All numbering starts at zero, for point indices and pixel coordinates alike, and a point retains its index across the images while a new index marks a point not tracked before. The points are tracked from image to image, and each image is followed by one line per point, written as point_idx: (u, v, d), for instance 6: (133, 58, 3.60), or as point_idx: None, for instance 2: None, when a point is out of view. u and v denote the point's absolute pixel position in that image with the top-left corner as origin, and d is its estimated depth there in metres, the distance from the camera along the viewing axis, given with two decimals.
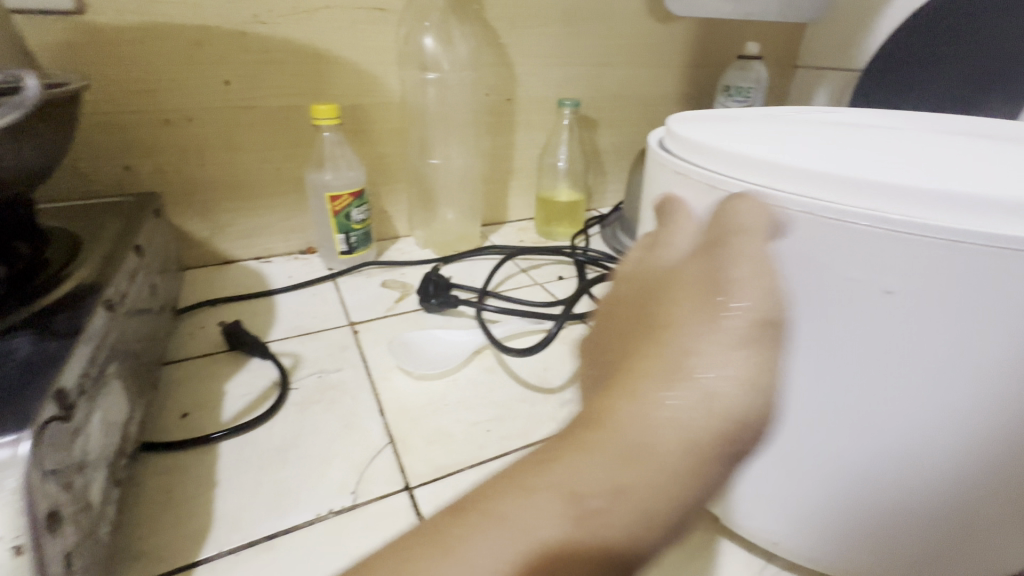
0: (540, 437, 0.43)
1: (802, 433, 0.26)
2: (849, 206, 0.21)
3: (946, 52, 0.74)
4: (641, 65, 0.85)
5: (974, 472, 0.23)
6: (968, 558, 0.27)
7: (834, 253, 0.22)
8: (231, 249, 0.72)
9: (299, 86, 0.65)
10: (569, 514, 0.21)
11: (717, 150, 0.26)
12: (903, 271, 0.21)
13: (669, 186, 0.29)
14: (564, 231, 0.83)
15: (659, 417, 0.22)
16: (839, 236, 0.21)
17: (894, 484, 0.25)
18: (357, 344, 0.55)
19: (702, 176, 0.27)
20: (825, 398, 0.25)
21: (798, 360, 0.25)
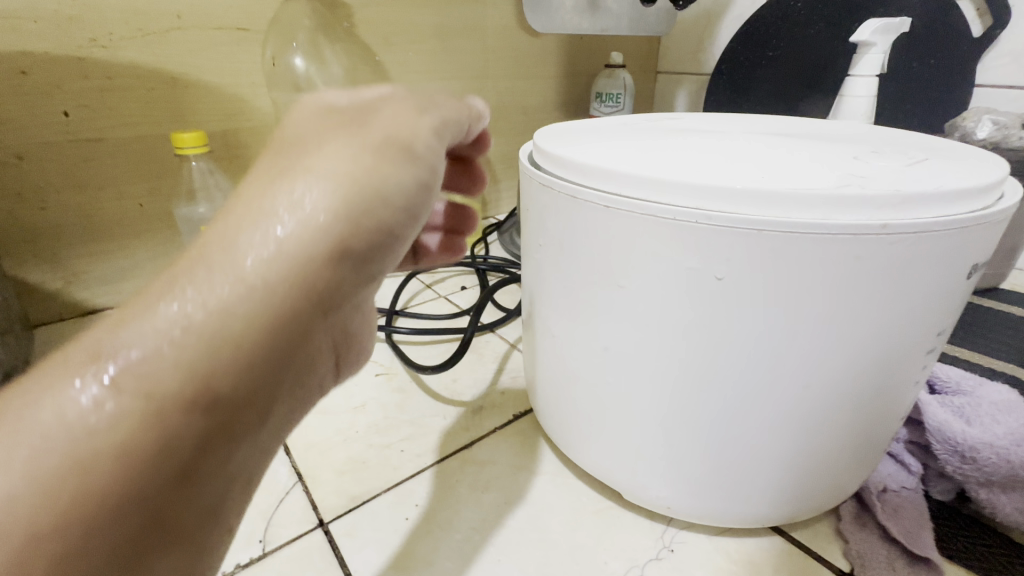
0: (454, 448, 0.44)
1: (673, 408, 0.30)
2: (679, 208, 0.24)
3: (772, 56, 0.87)
4: (518, 77, 0.89)
5: (807, 412, 0.28)
6: (816, 483, 0.32)
7: (672, 247, 0.25)
8: (93, 298, 0.64)
9: (157, 114, 0.61)
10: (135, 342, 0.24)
11: (573, 164, 0.28)
12: (727, 259, 0.24)
13: (540, 200, 0.31)
14: (464, 241, 0.85)
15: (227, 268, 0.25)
16: (675, 235, 0.24)
17: (746, 438, 0.29)
18: None
19: (563, 190, 0.29)
20: (686, 374, 0.28)
21: (660, 339, 0.28)
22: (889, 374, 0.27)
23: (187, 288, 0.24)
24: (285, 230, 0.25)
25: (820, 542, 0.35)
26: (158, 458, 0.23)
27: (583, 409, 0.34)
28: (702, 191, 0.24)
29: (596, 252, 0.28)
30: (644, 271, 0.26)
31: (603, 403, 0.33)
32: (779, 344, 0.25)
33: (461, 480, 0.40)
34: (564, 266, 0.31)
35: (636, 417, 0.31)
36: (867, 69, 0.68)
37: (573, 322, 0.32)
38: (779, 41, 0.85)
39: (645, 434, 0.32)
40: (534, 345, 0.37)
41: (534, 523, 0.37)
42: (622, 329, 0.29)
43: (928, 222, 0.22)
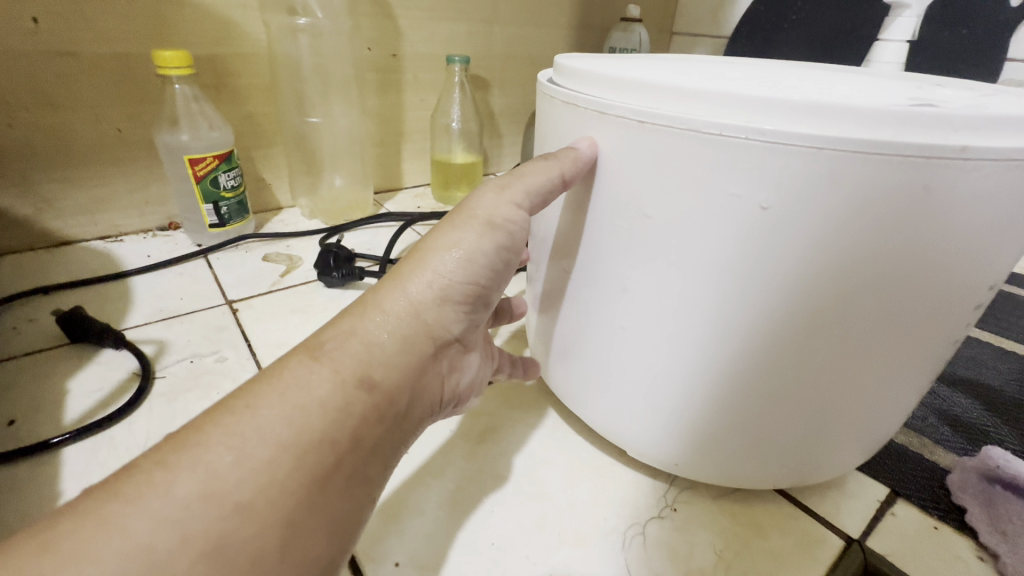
0: None
1: (692, 359, 0.27)
2: (726, 123, 0.21)
3: (796, 19, 0.82)
4: (529, 24, 0.84)
5: (838, 366, 0.26)
6: (833, 445, 0.30)
7: (712, 168, 0.22)
8: (66, 228, 0.60)
9: (138, 30, 0.56)
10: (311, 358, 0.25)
11: (602, 77, 0.25)
12: (775, 183, 0.21)
13: (560, 121, 0.28)
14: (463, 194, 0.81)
15: (366, 314, 0.26)
16: (717, 154, 0.22)
17: (772, 391, 0.27)
18: (237, 323, 0.49)
19: (589, 106, 0.26)
20: (711, 318, 0.26)
21: (686, 281, 0.25)
22: (933, 330, 0.25)
23: (362, 325, 0.26)
24: (429, 277, 0.27)
25: (829, 508, 0.34)
26: (306, 464, 0.22)
27: (593, 360, 0.32)
28: (752, 105, 0.21)
29: (625, 180, 0.25)
30: (679, 202, 0.24)
31: (616, 351, 0.30)
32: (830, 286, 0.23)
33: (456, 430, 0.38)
34: (587, 199, 0.28)
35: (653, 366, 0.29)
36: (898, 34, 0.65)
37: (591, 260, 0.29)
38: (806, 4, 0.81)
39: (658, 386, 0.29)
40: (540, 290, 0.35)
41: (532, 476, 0.35)
42: (645, 267, 0.26)
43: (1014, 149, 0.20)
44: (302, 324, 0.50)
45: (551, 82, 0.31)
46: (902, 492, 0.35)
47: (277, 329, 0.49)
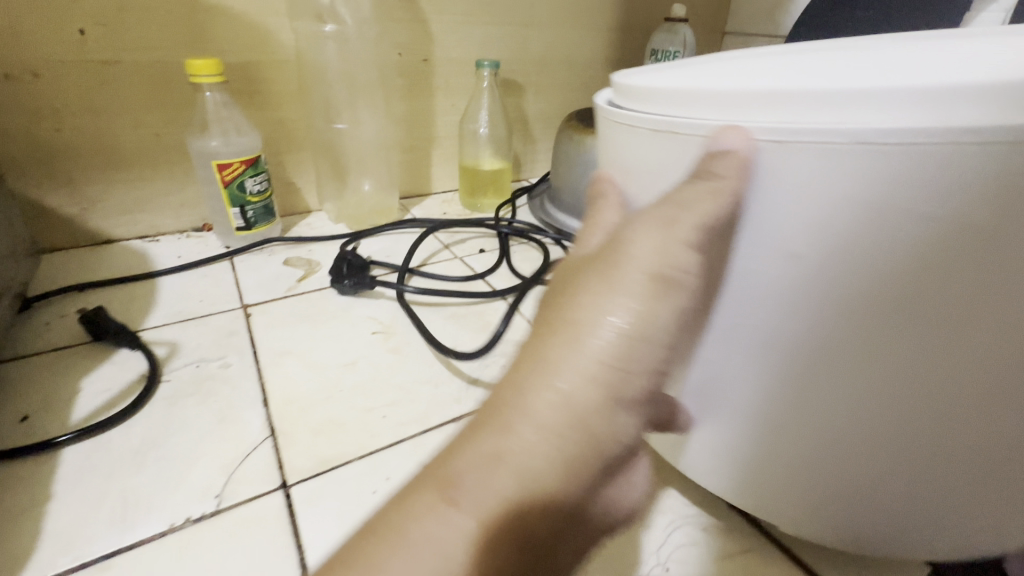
0: (441, 420, 0.40)
1: (865, 430, 0.23)
2: (908, 132, 0.17)
3: (862, 17, 0.74)
4: (566, 26, 0.81)
5: None
6: None
7: (896, 185, 0.18)
8: (109, 227, 0.64)
9: (176, 39, 0.58)
10: (447, 496, 0.22)
11: (710, 97, 0.22)
12: (981, 196, 0.17)
13: (650, 149, 0.25)
14: (490, 202, 0.80)
15: (510, 426, 0.23)
16: (899, 168, 0.18)
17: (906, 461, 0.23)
18: (247, 329, 0.50)
19: (701, 130, 0.23)
20: (887, 376, 0.21)
21: (860, 339, 0.21)
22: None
23: (515, 441, 0.23)
24: (582, 378, 0.23)
25: None
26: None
27: (728, 429, 0.27)
28: (934, 102, 0.17)
29: (771, 214, 0.21)
30: (861, 251, 0.19)
31: (761, 421, 0.26)
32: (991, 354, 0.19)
33: None
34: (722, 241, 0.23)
35: (781, 434, 0.25)
36: None
37: (724, 314, 0.24)
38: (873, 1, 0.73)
39: (818, 460, 0.25)
40: None
41: None
42: (800, 320, 0.22)
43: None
44: (309, 332, 0.50)
45: (619, 109, 0.28)
46: None
47: (284, 336, 0.49)
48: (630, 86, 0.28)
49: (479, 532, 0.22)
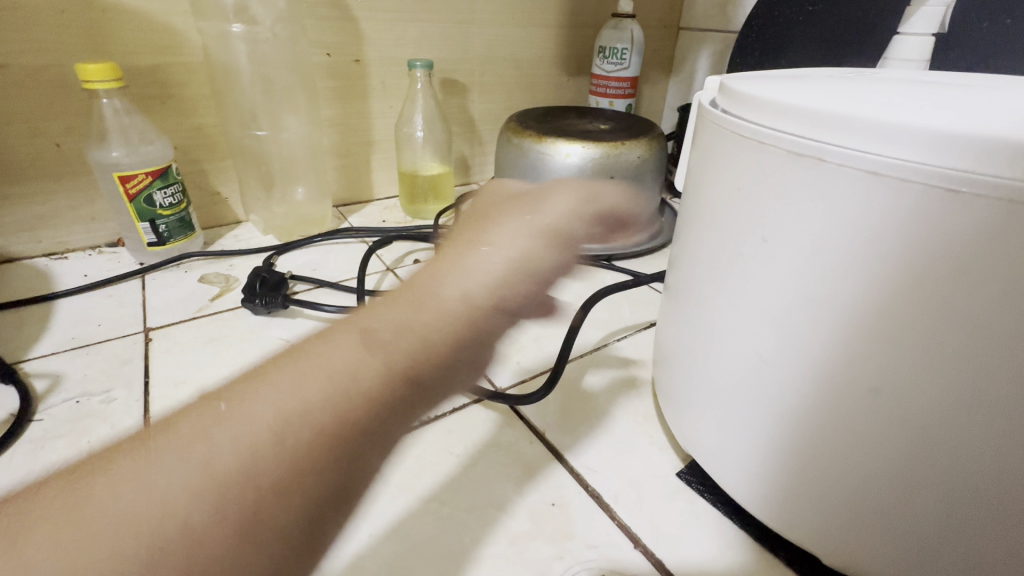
0: None
1: (932, 478, 0.22)
2: (999, 184, 0.17)
3: (810, 12, 0.72)
4: (510, 24, 0.78)
5: None
6: None
7: (990, 243, 0.17)
8: (9, 244, 0.59)
9: (70, 41, 0.53)
10: (206, 431, 0.18)
11: (801, 113, 0.22)
12: None
13: (734, 155, 0.25)
14: (433, 208, 0.76)
15: (339, 346, 0.21)
16: (987, 224, 0.17)
17: (905, 497, 0.23)
18: (143, 356, 0.46)
19: (787, 144, 0.22)
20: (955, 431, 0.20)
21: (938, 389, 0.20)
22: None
23: (320, 361, 0.20)
24: (456, 289, 0.23)
25: None
26: (303, 495, 0.18)
27: (781, 459, 0.27)
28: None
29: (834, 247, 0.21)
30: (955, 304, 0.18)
31: (821, 457, 0.25)
32: (1012, 420, 0.19)
33: None
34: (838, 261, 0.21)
35: (862, 481, 0.24)
36: (922, 26, 0.56)
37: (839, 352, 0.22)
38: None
39: (867, 496, 0.24)
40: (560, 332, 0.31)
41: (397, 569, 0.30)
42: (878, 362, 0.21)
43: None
44: (210, 357, 0.46)
45: (722, 109, 0.28)
46: None
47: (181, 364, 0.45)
48: (738, 86, 0.27)
49: (323, 389, 0.19)
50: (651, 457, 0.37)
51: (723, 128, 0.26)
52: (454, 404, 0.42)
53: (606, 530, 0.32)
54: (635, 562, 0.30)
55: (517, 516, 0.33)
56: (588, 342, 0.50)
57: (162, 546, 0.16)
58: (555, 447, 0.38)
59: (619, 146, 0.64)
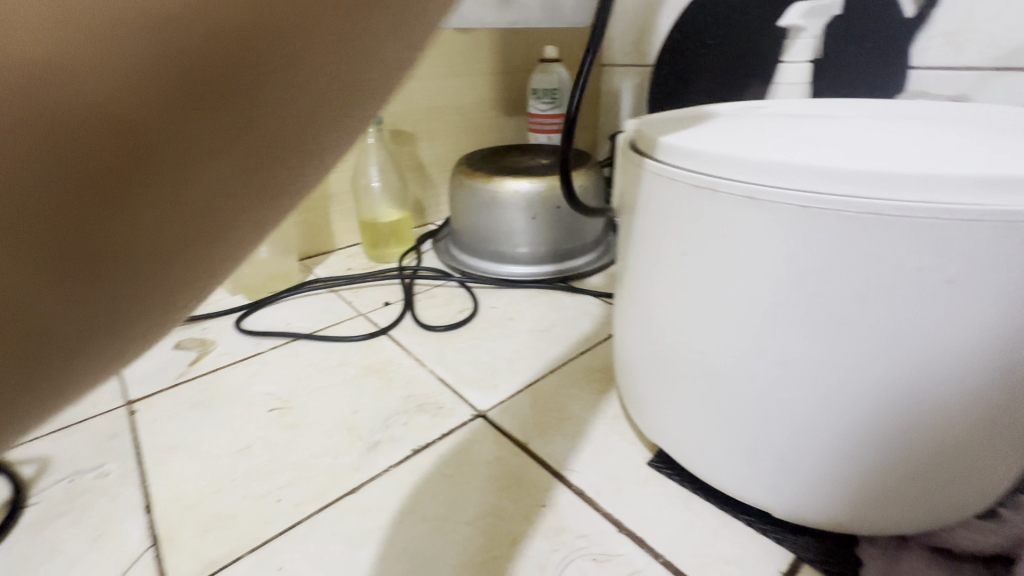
0: (339, 494, 0.39)
1: (834, 417, 0.28)
2: (830, 200, 0.23)
3: (715, 42, 0.82)
4: (449, 76, 0.85)
5: (957, 407, 0.26)
6: (974, 477, 0.30)
7: (833, 242, 0.24)
8: None
9: None
10: None
11: (693, 155, 0.28)
12: (890, 242, 0.23)
13: (652, 190, 0.31)
14: (394, 251, 0.81)
15: None
16: (829, 228, 0.24)
17: (813, 435, 0.29)
18: (130, 428, 0.47)
19: (687, 180, 0.28)
20: (841, 379, 0.27)
21: (823, 350, 0.26)
22: (976, 395, 0.26)
23: None
24: None
25: None
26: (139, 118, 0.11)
27: (725, 428, 0.32)
28: (848, 180, 0.23)
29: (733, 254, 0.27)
30: (821, 287, 0.25)
31: (754, 419, 0.31)
32: (877, 360, 0.26)
33: (339, 532, 0.36)
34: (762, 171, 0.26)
35: (788, 431, 0.30)
36: (799, 55, 0.64)
37: (750, 334, 0.28)
38: (720, 28, 0.81)
39: (792, 440, 0.30)
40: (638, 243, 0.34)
41: None
42: (779, 336, 0.27)
43: (1018, 210, 0.21)
44: (198, 421, 0.47)
45: (637, 151, 0.34)
46: (805, 557, 0.33)
47: (170, 430, 0.46)
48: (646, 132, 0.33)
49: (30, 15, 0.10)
50: (623, 452, 0.42)
51: (640, 168, 0.32)
52: (442, 431, 0.45)
53: (592, 519, 0.36)
54: (621, 544, 0.35)
55: (513, 520, 0.36)
56: (558, 358, 0.55)
57: (108, 115, 0.10)
58: (538, 455, 0.42)
59: None
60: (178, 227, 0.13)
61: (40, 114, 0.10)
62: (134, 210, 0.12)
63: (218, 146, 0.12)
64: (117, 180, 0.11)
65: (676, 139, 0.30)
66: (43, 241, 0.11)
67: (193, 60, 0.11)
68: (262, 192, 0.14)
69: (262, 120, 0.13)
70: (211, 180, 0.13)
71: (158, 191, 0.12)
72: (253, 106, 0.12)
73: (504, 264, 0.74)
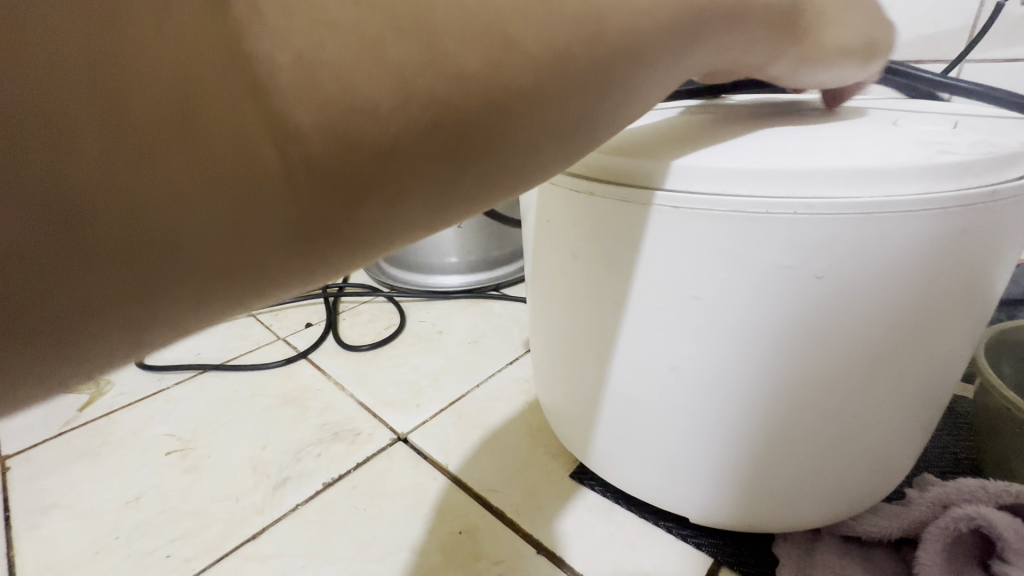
0: (238, 542, 0.36)
1: (730, 418, 0.28)
2: (698, 199, 0.23)
3: None
4: None
5: (845, 400, 0.26)
6: (874, 465, 0.30)
7: (707, 242, 0.23)
8: None
9: None
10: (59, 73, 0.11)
11: None
12: (759, 239, 0.23)
13: (540, 196, 0.30)
14: None
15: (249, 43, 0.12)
16: (699, 228, 0.23)
17: (716, 439, 0.29)
18: (2, 488, 0.42)
19: (567, 185, 0.27)
20: (732, 380, 0.26)
21: (710, 352, 0.26)
22: (862, 387, 0.26)
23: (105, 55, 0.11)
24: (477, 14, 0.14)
25: None
26: (197, 193, 0.12)
27: (632, 436, 0.32)
28: (713, 178, 0.23)
29: (617, 258, 0.26)
30: (701, 289, 0.24)
31: (658, 426, 0.30)
32: (762, 358, 0.25)
33: None
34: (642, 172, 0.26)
35: (691, 436, 0.29)
36: None
37: (642, 340, 0.28)
38: None
39: (696, 445, 0.29)
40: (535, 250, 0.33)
41: None
42: (669, 341, 0.27)
43: (875, 202, 0.21)
44: (82, 473, 0.43)
45: None
46: (724, 560, 0.33)
47: (49, 487, 0.41)
48: None
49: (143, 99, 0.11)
50: (547, 466, 0.41)
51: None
52: (359, 460, 0.42)
53: (510, 542, 0.35)
54: (540, 566, 0.33)
55: (427, 552, 0.34)
56: (486, 371, 0.53)
57: (174, 192, 0.11)
58: (460, 477, 0.40)
59: None
60: (217, 281, 0.13)
61: (103, 184, 0.11)
62: (179, 272, 0.12)
63: (256, 218, 0.12)
64: (125, 215, 0.11)
65: None
66: (66, 284, 0.11)
67: (243, 150, 0.12)
68: (321, 239, 0.14)
69: (350, 149, 0.13)
70: (261, 237, 0.13)
71: (166, 231, 0.11)
72: (291, 151, 0.12)
73: (435, 275, 0.71)
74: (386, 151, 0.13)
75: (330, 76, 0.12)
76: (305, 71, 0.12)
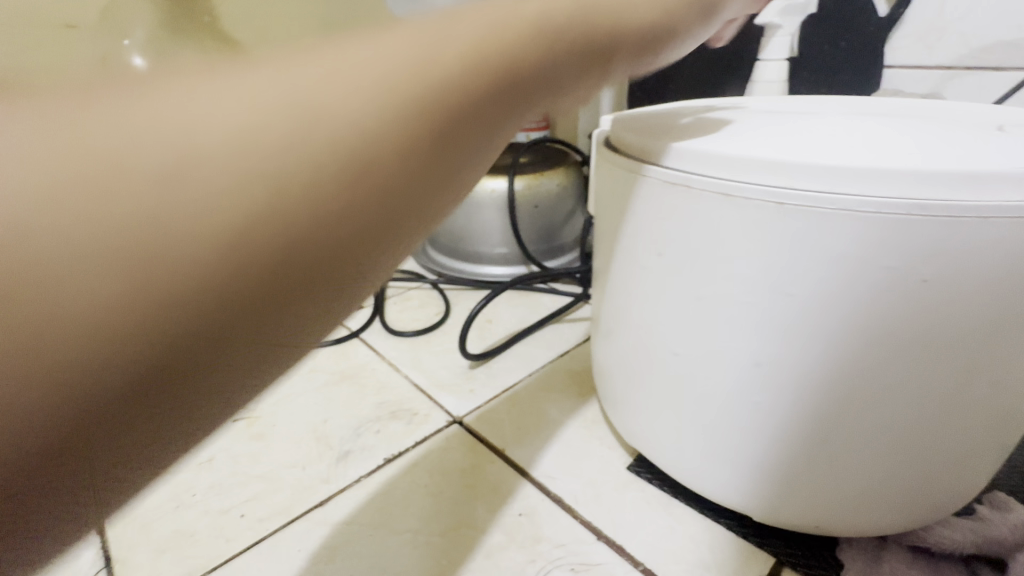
0: (306, 508, 0.37)
1: (810, 418, 0.28)
2: (806, 196, 0.23)
3: None
4: None
5: (935, 407, 0.26)
6: (954, 476, 0.29)
7: (810, 239, 0.23)
8: None
9: None
10: None
11: (667, 149, 0.27)
12: (865, 238, 0.23)
13: (628, 186, 0.30)
14: None
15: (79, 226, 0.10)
16: (803, 225, 0.23)
17: (792, 437, 0.29)
18: None
19: (659, 175, 0.27)
20: (816, 379, 0.26)
21: (797, 350, 0.26)
22: (953, 395, 0.25)
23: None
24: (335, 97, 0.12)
25: None
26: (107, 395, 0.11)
27: (701, 430, 0.32)
28: (824, 176, 0.22)
29: (707, 252, 0.27)
30: (796, 286, 0.25)
31: (731, 421, 0.30)
32: (854, 359, 0.25)
33: (305, 548, 0.35)
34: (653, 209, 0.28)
35: (766, 434, 0.29)
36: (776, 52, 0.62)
37: (724, 334, 0.28)
38: None
39: (772, 443, 0.29)
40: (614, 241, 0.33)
41: None
42: (754, 337, 0.27)
43: (992, 206, 0.21)
44: None
45: (611, 147, 0.33)
46: (786, 560, 0.33)
47: None
48: (620, 126, 0.32)
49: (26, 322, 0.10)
50: (603, 456, 0.41)
51: (616, 166, 0.31)
52: (416, 438, 0.44)
53: (570, 528, 0.35)
54: (600, 553, 0.34)
55: (487, 531, 0.35)
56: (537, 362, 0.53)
57: (81, 411, 0.11)
58: (516, 462, 0.41)
59: (541, 176, 0.70)
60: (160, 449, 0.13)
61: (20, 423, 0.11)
62: (131, 454, 0.12)
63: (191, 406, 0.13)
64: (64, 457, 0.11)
65: (649, 134, 0.29)
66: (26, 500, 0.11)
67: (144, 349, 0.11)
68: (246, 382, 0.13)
69: (250, 292, 0.12)
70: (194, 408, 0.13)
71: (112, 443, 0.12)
72: (186, 317, 0.11)
73: (482, 265, 0.72)
74: (266, 267, 0.12)
75: (199, 172, 0.11)
76: (172, 162, 0.11)
